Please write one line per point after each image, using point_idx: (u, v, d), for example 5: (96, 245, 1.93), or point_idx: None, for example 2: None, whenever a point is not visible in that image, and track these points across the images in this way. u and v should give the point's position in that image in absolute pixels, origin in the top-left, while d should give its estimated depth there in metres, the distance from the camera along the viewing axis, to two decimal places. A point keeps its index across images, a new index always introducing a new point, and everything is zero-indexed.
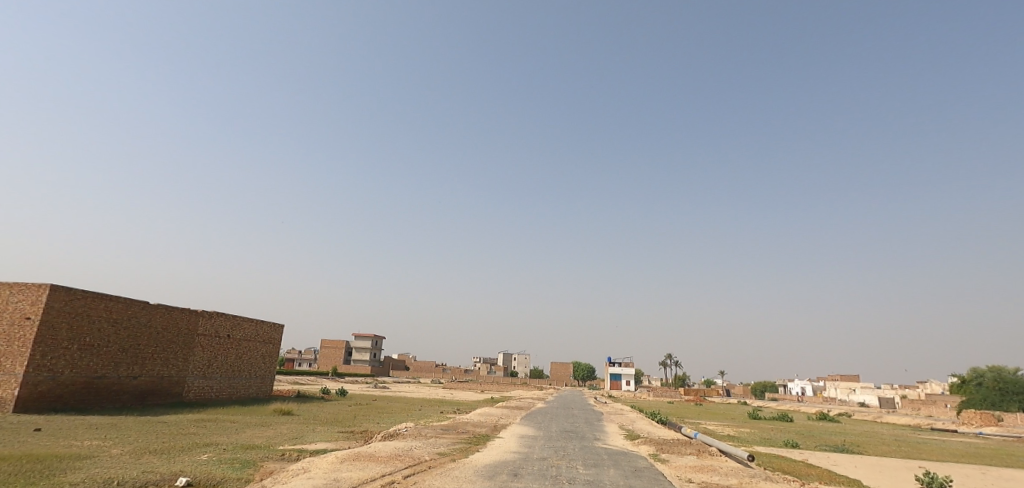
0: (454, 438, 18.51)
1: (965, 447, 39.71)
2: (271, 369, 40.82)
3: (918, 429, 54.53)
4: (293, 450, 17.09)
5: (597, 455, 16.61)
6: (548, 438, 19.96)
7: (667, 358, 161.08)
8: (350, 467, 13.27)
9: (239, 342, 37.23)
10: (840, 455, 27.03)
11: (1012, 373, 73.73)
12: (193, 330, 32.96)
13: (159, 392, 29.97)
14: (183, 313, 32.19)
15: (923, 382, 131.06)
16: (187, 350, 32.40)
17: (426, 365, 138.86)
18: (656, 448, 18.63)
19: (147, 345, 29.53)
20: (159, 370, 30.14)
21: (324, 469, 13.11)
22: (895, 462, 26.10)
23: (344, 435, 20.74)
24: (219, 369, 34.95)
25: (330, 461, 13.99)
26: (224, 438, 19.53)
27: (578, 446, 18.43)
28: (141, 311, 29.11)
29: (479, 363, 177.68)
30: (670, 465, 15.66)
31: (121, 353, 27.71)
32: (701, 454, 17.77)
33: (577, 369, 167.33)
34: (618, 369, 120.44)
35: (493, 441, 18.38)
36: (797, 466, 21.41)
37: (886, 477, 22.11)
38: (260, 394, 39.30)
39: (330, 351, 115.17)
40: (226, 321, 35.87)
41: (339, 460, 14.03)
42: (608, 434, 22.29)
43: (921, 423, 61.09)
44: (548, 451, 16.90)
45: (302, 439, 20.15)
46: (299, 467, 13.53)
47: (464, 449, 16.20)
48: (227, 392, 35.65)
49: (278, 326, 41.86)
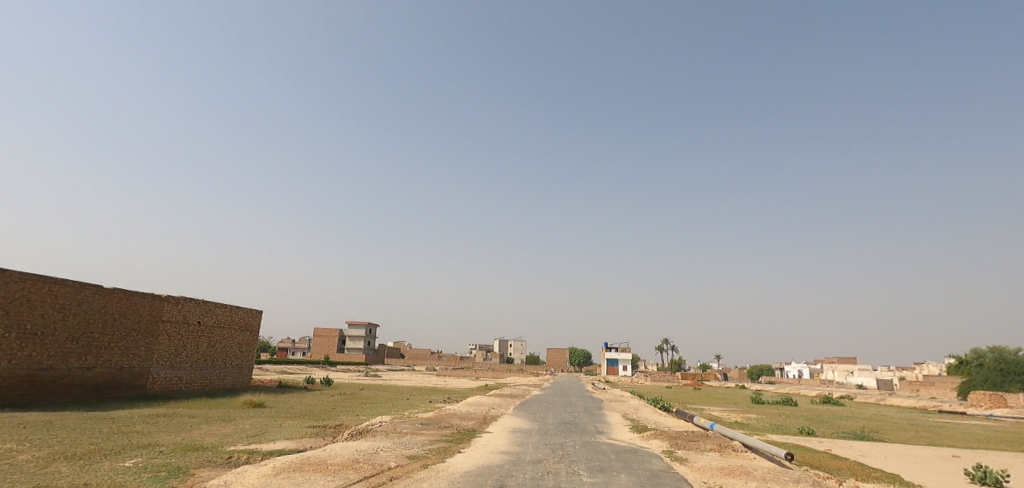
0: (433, 434, 16.01)
1: (983, 431, 37.58)
2: (250, 359, 38.15)
3: (926, 412, 52.60)
4: (244, 451, 14.51)
5: (602, 455, 14.03)
6: (543, 432, 17.66)
7: (665, 342, 160.10)
8: (284, 483, 10.56)
9: (211, 330, 34.45)
10: (861, 443, 24.59)
11: (1013, 353, 71.89)
12: (157, 317, 30.14)
13: (118, 384, 27.28)
14: (145, 299, 29.41)
15: (920, 363, 129.99)
16: (151, 338, 29.67)
17: (422, 352, 136.64)
18: (671, 443, 16.15)
19: (103, 333, 26.76)
20: (117, 361, 27.44)
21: (247, 487, 10.42)
22: (925, 450, 23.76)
23: (312, 432, 18.17)
24: (188, 359, 32.25)
25: (261, 473, 11.25)
26: (171, 437, 16.99)
27: (579, 442, 15.88)
28: (93, 296, 26.24)
29: (476, 349, 176.55)
30: (691, 466, 13.13)
31: (70, 342, 24.93)
32: (724, 452, 15.32)
33: (574, 354, 165.02)
34: (614, 354, 118.51)
35: (478, 439, 15.77)
36: (824, 459, 19.04)
37: (924, 470, 19.57)
38: (237, 385, 36.66)
39: (323, 339, 112.59)
40: (195, 307, 33.06)
41: (273, 472, 11.18)
42: (613, 427, 19.87)
43: (926, 405, 59.14)
44: (543, 452, 14.22)
45: (261, 437, 17.50)
46: (220, 482, 10.81)
47: (442, 450, 13.57)
48: (198, 383, 33.00)
49: (256, 311, 39.07)
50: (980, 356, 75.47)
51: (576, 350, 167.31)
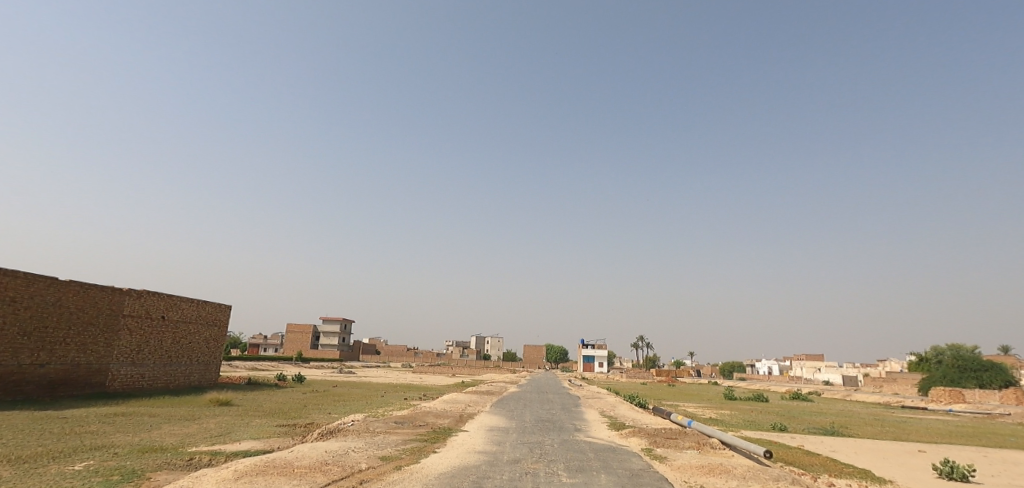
0: (406, 433, 15.52)
1: (945, 426, 38.62)
2: (218, 355, 37.00)
3: (891, 408, 53.97)
4: (206, 453, 13.83)
5: (581, 454, 13.72)
6: (521, 430, 17.33)
7: (640, 340, 161.64)
8: None
9: (176, 325, 33.24)
10: (832, 439, 24.86)
11: (971, 351, 74.22)
12: (117, 311, 28.90)
13: (74, 381, 26.04)
14: (104, 292, 28.13)
15: (883, 360, 133.62)
16: (111, 334, 28.43)
17: (398, 349, 135.28)
18: (650, 441, 15.93)
19: (58, 328, 25.49)
20: (74, 358, 26.21)
21: None
22: (893, 446, 24.15)
23: (281, 431, 17.49)
24: (151, 355, 31.03)
25: (222, 476, 10.63)
26: (129, 438, 16.16)
27: (557, 441, 15.58)
28: (47, 289, 24.97)
29: (453, 345, 175.74)
30: (671, 465, 12.91)
31: (21, 337, 23.66)
32: (703, 449, 15.19)
33: (550, 351, 165.33)
34: (590, 351, 119.10)
35: (454, 438, 15.34)
36: (798, 455, 19.11)
37: (894, 465, 19.81)
38: (204, 382, 35.52)
39: (296, 335, 110.49)
40: (159, 301, 31.84)
41: (234, 476, 10.57)
42: (590, 424, 19.66)
43: (890, 400, 60.67)
44: (521, 451, 13.88)
45: (226, 437, 16.75)
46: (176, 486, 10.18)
47: (416, 450, 13.10)
48: (162, 380, 31.81)
49: (224, 306, 37.89)
50: (940, 353, 77.86)
51: (553, 346, 167.87)
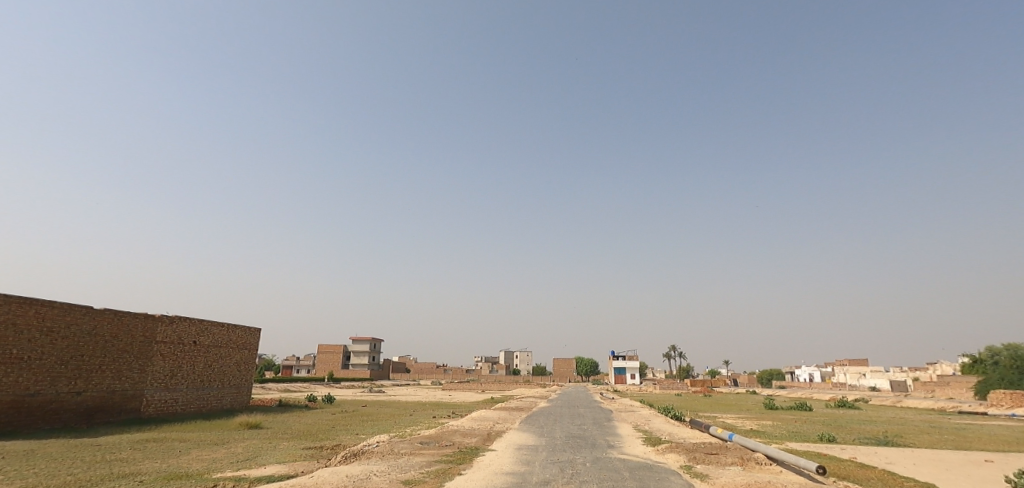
0: (431, 455, 15.00)
1: (1008, 432, 36.22)
2: (249, 378, 37.21)
3: (945, 414, 51.15)
4: (230, 479, 13.55)
5: (615, 473, 12.99)
6: (551, 448, 16.65)
7: (671, 349, 158.33)
8: None
9: (208, 350, 33.52)
10: (886, 450, 23.37)
11: None
12: (150, 338, 29.26)
13: (109, 408, 26.33)
14: (138, 319, 28.53)
15: (932, 363, 127.75)
16: (144, 360, 28.75)
17: (428, 366, 135.22)
18: (689, 457, 15.07)
19: (94, 357, 25.87)
20: (110, 384, 26.56)
21: None
22: (953, 455, 22.59)
23: (307, 454, 17.17)
24: (184, 380, 31.29)
25: None
26: (157, 464, 16.02)
27: (589, 459, 14.85)
28: (84, 318, 25.42)
29: (483, 361, 175.03)
30: (714, 484, 12.04)
31: (58, 367, 24.05)
32: (747, 465, 14.26)
33: (581, 364, 163.23)
34: (622, 363, 116.97)
35: (480, 458, 14.77)
36: (851, 468, 17.91)
37: (958, 477, 18.38)
38: (236, 405, 35.70)
39: (327, 356, 111.32)
40: (191, 326, 32.17)
41: None
42: (624, 440, 18.78)
43: (944, 406, 57.58)
44: (551, 471, 13.21)
45: (253, 462, 16.52)
46: None
47: (440, 473, 12.57)
48: (195, 404, 32.02)
49: (254, 330, 38.16)
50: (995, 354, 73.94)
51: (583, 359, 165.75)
